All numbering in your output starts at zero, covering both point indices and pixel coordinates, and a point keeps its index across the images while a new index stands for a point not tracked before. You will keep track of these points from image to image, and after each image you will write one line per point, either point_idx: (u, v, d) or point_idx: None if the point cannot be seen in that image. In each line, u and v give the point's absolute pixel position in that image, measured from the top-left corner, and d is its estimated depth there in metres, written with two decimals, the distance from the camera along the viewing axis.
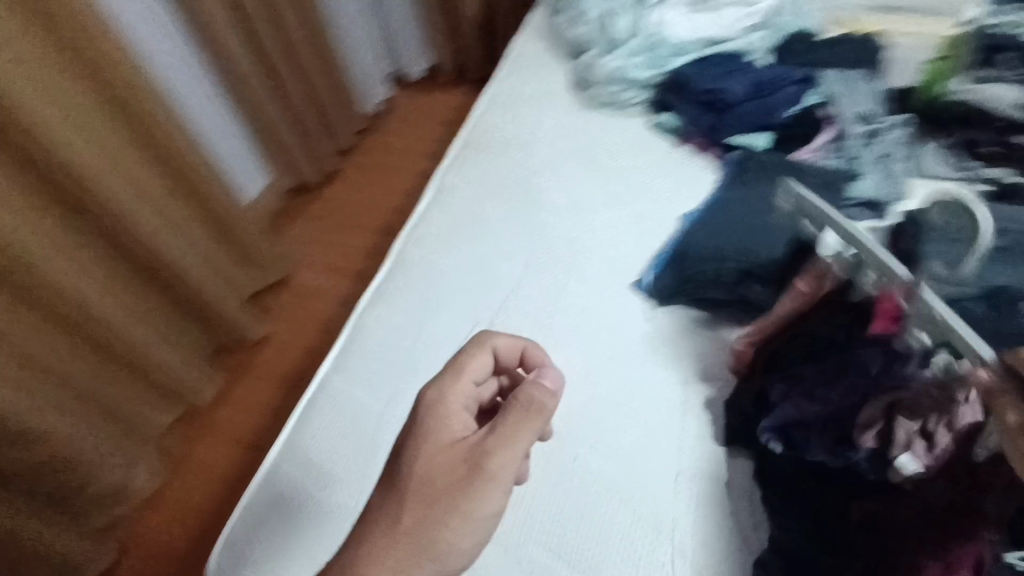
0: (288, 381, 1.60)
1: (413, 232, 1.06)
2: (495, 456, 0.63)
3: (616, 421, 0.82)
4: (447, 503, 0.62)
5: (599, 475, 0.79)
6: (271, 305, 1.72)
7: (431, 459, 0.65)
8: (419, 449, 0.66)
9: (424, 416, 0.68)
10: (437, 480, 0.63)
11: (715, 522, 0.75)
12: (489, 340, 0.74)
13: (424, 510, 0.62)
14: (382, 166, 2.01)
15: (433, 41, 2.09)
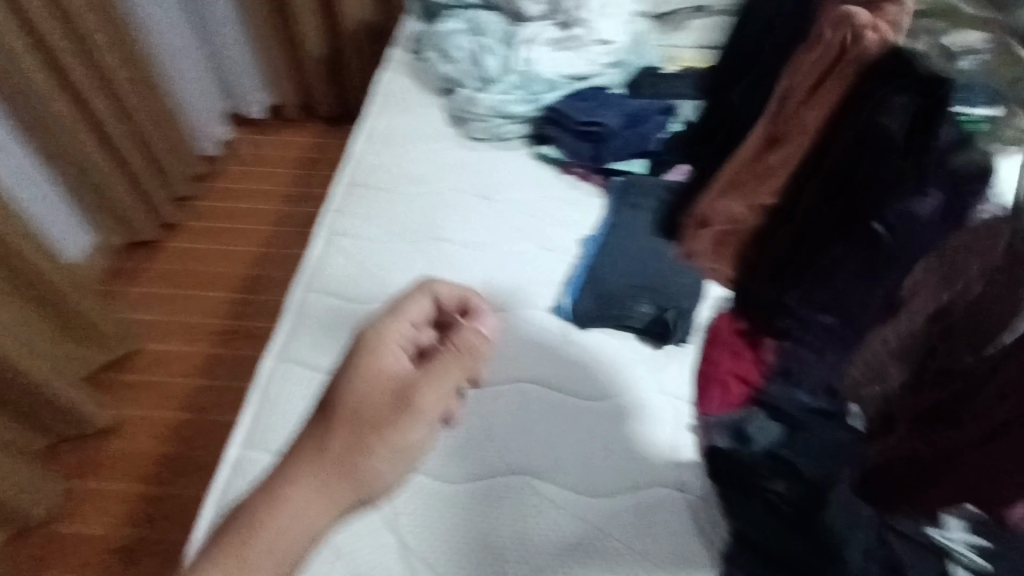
0: (148, 469, 1.36)
1: (310, 282, 0.98)
2: (428, 391, 0.61)
3: (562, 436, 0.81)
4: (377, 435, 0.58)
5: (555, 490, 0.77)
6: (118, 383, 1.48)
7: (361, 390, 0.60)
8: (359, 378, 0.60)
9: (365, 348, 0.62)
10: (367, 416, 0.58)
11: (675, 527, 0.74)
12: (430, 287, 0.72)
13: (355, 442, 0.57)
14: (232, 212, 1.82)
15: (272, 78, 1.97)
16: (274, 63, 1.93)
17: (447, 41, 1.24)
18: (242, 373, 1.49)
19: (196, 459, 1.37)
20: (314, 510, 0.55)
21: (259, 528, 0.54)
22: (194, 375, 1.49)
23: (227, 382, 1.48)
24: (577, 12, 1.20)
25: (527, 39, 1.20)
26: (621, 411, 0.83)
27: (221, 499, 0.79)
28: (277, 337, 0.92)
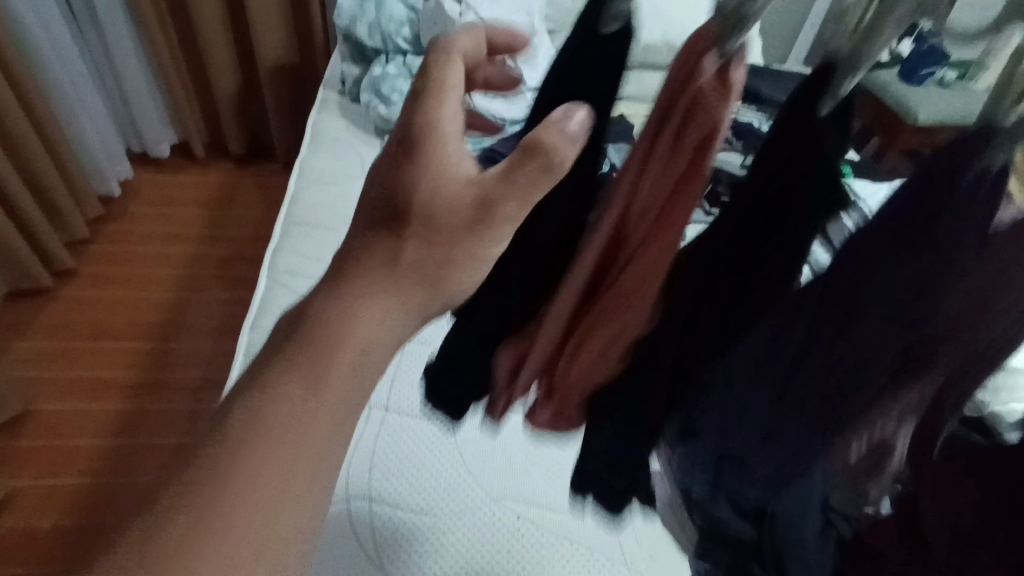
0: (53, 544, 1.20)
1: (260, 322, 0.95)
2: (512, 200, 0.45)
3: (538, 453, 0.84)
4: (456, 242, 0.46)
5: (542, 505, 0.79)
6: (7, 449, 1.30)
7: (427, 210, 0.46)
8: (422, 200, 0.46)
9: (421, 148, 0.47)
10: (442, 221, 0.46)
11: (655, 534, 0.79)
12: (449, 43, 0.49)
13: (433, 251, 0.47)
14: (136, 254, 1.70)
15: (180, 117, 1.87)
16: (183, 100, 1.84)
17: (385, 84, 1.27)
18: (163, 427, 1.37)
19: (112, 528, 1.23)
20: (389, 324, 0.48)
21: (337, 349, 0.47)
22: (104, 435, 1.34)
23: (146, 440, 1.35)
24: None
25: None
26: None
27: None
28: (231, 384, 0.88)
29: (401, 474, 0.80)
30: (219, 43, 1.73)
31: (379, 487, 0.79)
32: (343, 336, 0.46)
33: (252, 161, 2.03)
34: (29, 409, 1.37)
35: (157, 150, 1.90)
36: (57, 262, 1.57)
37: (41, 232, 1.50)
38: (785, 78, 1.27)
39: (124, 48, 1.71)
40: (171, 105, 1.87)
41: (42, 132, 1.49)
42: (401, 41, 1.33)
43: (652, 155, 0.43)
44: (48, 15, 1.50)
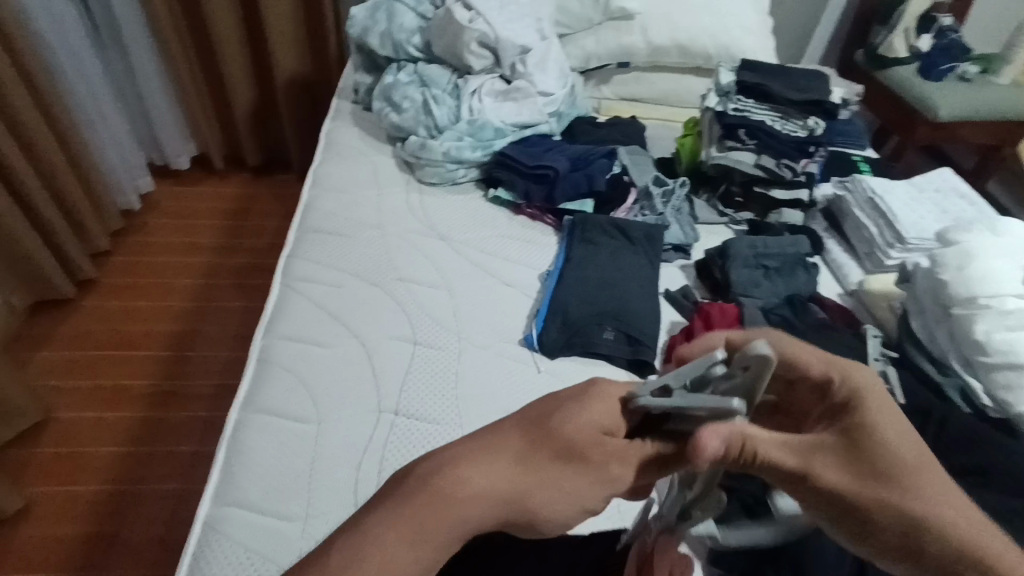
0: (70, 554, 1.20)
1: (272, 327, 0.94)
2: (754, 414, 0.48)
3: None
4: (563, 474, 0.51)
5: None
6: (29, 459, 1.32)
7: (595, 413, 0.53)
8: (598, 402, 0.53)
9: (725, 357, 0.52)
10: (568, 453, 0.51)
11: None
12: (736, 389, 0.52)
13: (562, 449, 0.52)
14: (156, 266, 1.72)
15: (197, 130, 1.91)
16: (199, 113, 1.88)
17: (397, 92, 1.28)
18: (180, 436, 1.39)
19: (127, 539, 1.23)
20: (490, 487, 0.51)
21: (445, 487, 0.50)
22: (121, 444, 1.36)
23: (163, 448, 1.36)
24: (519, 66, 1.29)
25: (473, 91, 1.28)
26: None
27: (192, 567, 0.70)
28: (243, 389, 0.86)
29: None
30: (235, 56, 1.77)
31: None
32: (453, 495, 0.50)
33: (269, 172, 2.07)
34: (49, 417, 1.39)
35: (177, 163, 1.94)
36: (80, 273, 1.61)
37: (64, 243, 1.53)
38: (795, 75, 1.23)
39: (146, 64, 1.75)
40: (190, 119, 1.90)
41: (66, 145, 1.52)
42: (412, 49, 1.33)
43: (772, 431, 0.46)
44: (71, 32, 1.54)
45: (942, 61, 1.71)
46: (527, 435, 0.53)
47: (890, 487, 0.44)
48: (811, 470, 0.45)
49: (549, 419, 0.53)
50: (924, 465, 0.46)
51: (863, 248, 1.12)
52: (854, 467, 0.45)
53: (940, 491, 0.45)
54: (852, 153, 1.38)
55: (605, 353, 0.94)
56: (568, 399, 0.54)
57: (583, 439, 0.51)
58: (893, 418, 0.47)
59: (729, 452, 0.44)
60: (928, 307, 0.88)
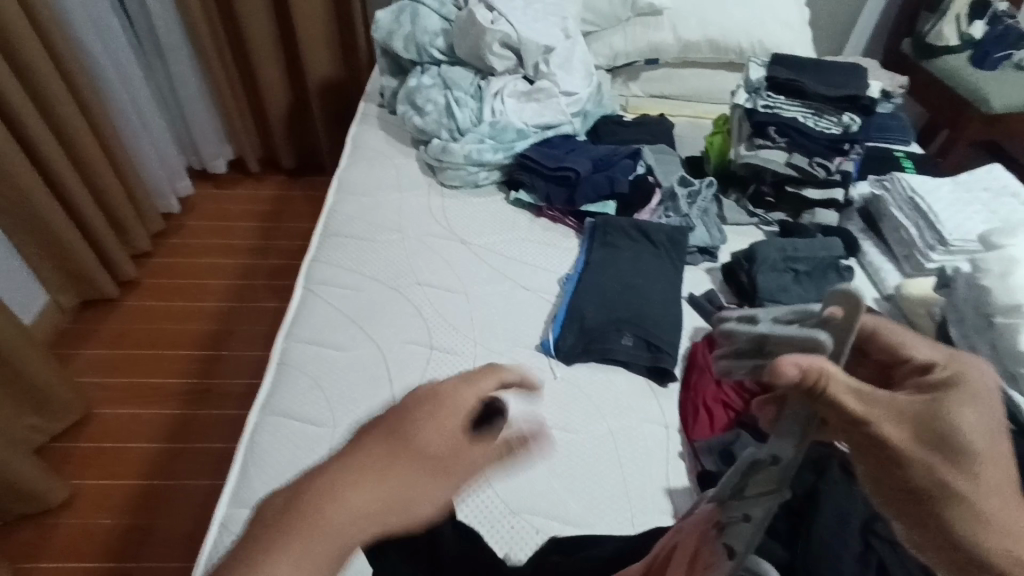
0: (110, 543, 1.26)
1: (294, 330, 0.96)
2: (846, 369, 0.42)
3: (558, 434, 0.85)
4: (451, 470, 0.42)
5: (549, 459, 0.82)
6: (74, 452, 1.39)
7: (453, 400, 0.44)
8: (454, 389, 0.45)
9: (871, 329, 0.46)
10: (447, 445, 0.43)
11: (668, 494, 0.81)
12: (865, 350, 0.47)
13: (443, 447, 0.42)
14: (193, 267, 1.79)
15: (234, 134, 1.97)
16: (235, 118, 1.94)
17: (420, 94, 1.29)
18: (213, 433, 1.44)
19: (162, 532, 1.28)
20: (370, 505, 0.39)
21: (310, 521, 0.37)
22: (157, 440, 1.41)
23: (196, 445, 1.41)
24: (542, 66, 1.27)
25: (495, 93, 1.27)
26: (614, 439, 0.85)
27: (207, 565, 0.72)
28: (262, 392, 0.88)
29: None
30: (269, 61, 1.81)
31: None
32: (327, 525, 0.37)
33: (302, 174, 2.12)
34: (91, 413, 1.45)
35: (213, 167, 2.01)
36: (122, 274, 1.68)
37: (107, 245, 1.60)
38: (831, 68, 1.18)
39: (183, 71, 1.81)
40: (227, 123, 1.96)
41: (108, 151, 1.59)
42: (436, 52, 1.34)
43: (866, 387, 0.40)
44: (113, 41, 1.60)
45: (996, 50, 1.61)
46: (387, 445, 0.41)
47: (953, 466, 0.37)
48: (873, 421, 0.39)
49: (403, 417, 0.43)
50: (1002, 466, 0.38)
51: (901, 250, 1.06)
52: (921, 431, 0.38)
53: (1008, 494, 0.38)
54: (894, 150, 1.32)
55: (623, 359, 0.92)
56: (420, 397, 0.44)
57: (447, 443, 0.42)
58: (991, 407, 0.39)
59: (805, 380, 0.39)
60: (968, 315, 0.84)
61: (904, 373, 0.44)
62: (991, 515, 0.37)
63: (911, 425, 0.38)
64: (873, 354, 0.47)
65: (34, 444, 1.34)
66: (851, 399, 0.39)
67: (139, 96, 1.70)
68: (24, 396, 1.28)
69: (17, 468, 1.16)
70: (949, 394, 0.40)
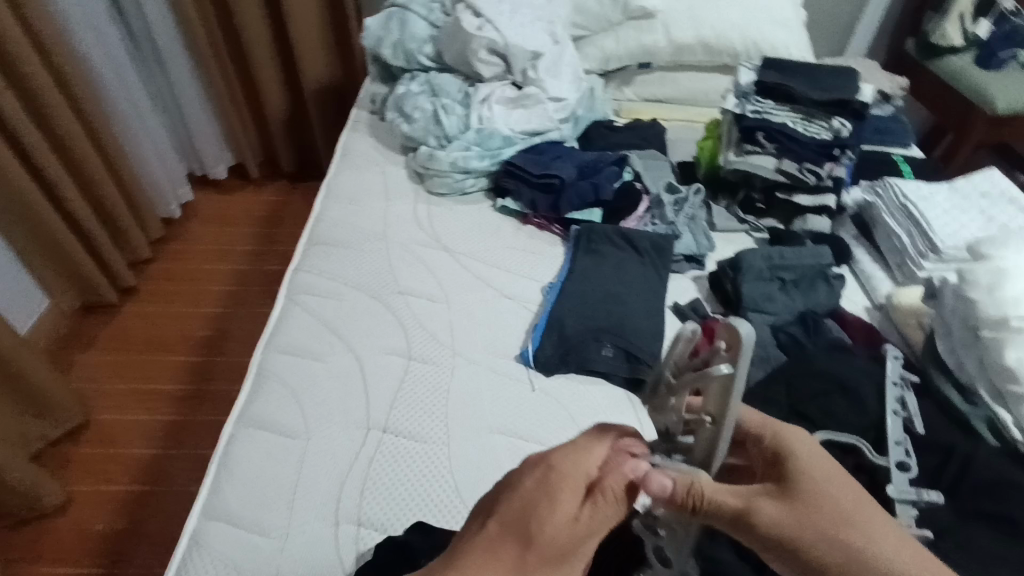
0: (105, 547, 1.27)
1: (273, 338, 0.96)
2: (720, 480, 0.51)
3: (529, 439, 0.85)
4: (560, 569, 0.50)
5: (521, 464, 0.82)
6: (71, 456, 1.40)
7: (561, 505, 0.49)
8: (561, 490, 0.50)
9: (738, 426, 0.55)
10: (559, 549, 0.49)
11: None
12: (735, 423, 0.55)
13: (555, 550, 0.49)
14: (192, 272, 1.80)
15: (235, 141, 1.99)
16: (235, 124, 1.95)
17: (408, 101, 1.28)
18: (208, 438, 1.45)
19: (157, 536, 1.29)
20: None
21: None
22: (154, 444, 1.43)
23: (190, 450, 1.42)
24: (530, 72, 1.27)
25: (483, 99, 1.26)
26: None
27: None
28: (239, 402, 0.88)
29: (394, 495, 0.79)
30: (266, 68, 1.82)
31: (369, 510, 0.77)
32: None
33: (302, 179, 2.13)
34: (90, 418, 1.47)
35: (215, 173, 2.02)
36: (122, 280, 1.70)
37: (106, 252, 1.61)
38: (823, 72, 1.15)
39: (182, 78, 1.82)
40: (227, 129, 1.98)
41: (107, 158, 1.60)
42: (424, 58, 1.34)
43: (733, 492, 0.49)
44: (114, 52, 1.62)
45: (1002, 49, 1.57)
46: (508, 538, 0.49)
47: (830, 530, 0.46)
48: (750, 513, 0.48)
49: (522, 515, 0.49)
50: (862, 511, 0.47)
51: (894, 258, 1.04)
52: (795, 512, 0.47)
53: (888, 536, 0.46)
54: (892, 153, 1.29)
55: (603, 370, 0.91)
56: (532, 489, 0.50)
57: (558, 535, 0.49)
58: (826, 468, 0.50)
59: (678, 492, 0.49)
60: (955, 329, 0.82)
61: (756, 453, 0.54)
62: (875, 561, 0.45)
63: (776, 499, 0.48)
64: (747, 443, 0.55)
65: (33, 448, 1.36)
66: (719, 495, 0.49)
67: (139, 104, 1.72)
68: (22, 403, 1.30)
69: (13, 473, 1.17)
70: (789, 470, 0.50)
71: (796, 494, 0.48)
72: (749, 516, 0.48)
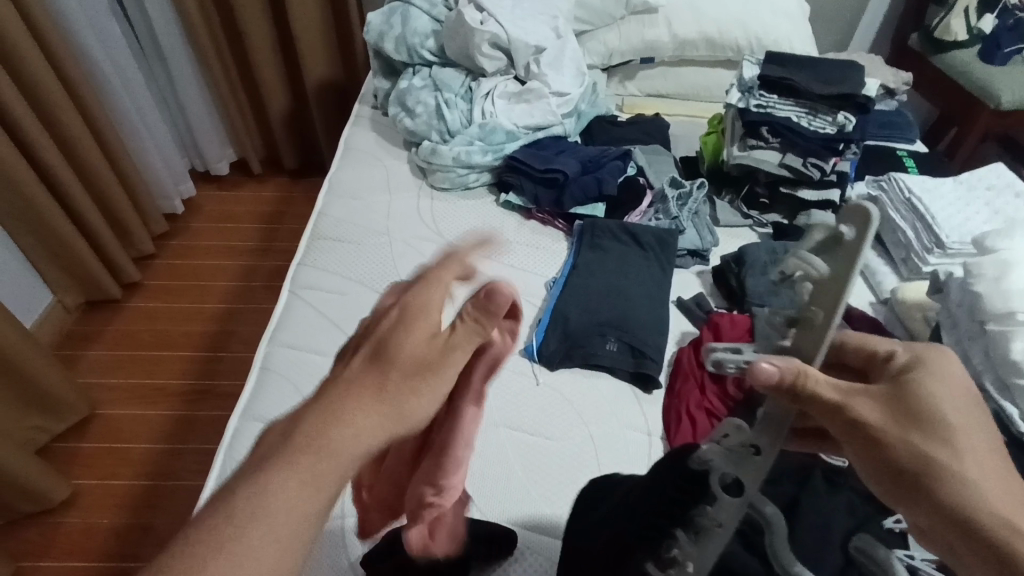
0: (109, 544, 1.27)
1: (277, 333, 0.96)
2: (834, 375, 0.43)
3: (534, 425, 0.85)
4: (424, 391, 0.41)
5: (527, 446, 0.83)
6: (76, 451, 1.40)
7: (416, 322, 0.42)
8: (413, 310, 0.43)
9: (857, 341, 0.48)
10: (421, 367, 0.41)
11: (615, 456, 0.83)
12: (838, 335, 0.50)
13: (421, 363, 0.41)
14: (195, 268, 1.80)
15: (237, 136, 1.99)
16: (238, 120, 1.95)
17: (410, 96, 1.28)
18: (210, 434, 1.44)
19: (160, 532, 1.29)
20: (352, 422, 0.38)
21: (301, 447, 0.36)
22: (158, 441, 1.42)
23: (195, 446, 1.42)
24: (533, 66, 1.27)
25: (486, 93, 1.26)
26: (595, 446, 0.83)
27: None
28: (243, 396, 0.88)
29: None
30: (269, 64, 1.81)
31: None
32: (327, 442, 0.37)
33: (304, 176, 2.13)
34: (95, 413, 1.47)
35: (216, 168, 2.02)
36: (125, 275, 1.70)
37: (108, 247, 1.61)
38: (827, 66, 1.15)
39: (184, 74, 1.82)
40: (229, 125, 1.98)
41: (111, 155, 1.60)
42: (426, 53, 1.33)
43: (844, 389, 0.42)
44: (115, 47, 1.61)
45: (1008, 43, 1.56)
46: (364, 366, 0.41)
47: (941, 443, 0.41)
48: (851, 406, 0.42)
49: (377, 340, 0.41)
50: (984, 433, 0.42)
51: (898, 253, 1.03)
52: (895, 413, 0.42)
53: (990, 466, 0.41)
54: (896, 147, 1.29)
55: (607, 365, 0.91)
56: (383, 325, 0.43)
57: (419, 349, 0.41)
58: (958, 390, 0.43)
59: (784, 381, 0.42)
60: (962, 321, 0.82)
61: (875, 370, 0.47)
62: (973, 479, 0.40)
63: (879, 400, 0.43)
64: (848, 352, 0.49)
65: (38, 443, 1.36)
66: (830, 389, 0.42)
67: (141, 101, 1.72)
68: (28, 400, 1.30)
69: (21, 468, 1.18)
70: (915, 375, 0.44)
71: (908, 400, 0.42)
72: (845, 407, 0.42)
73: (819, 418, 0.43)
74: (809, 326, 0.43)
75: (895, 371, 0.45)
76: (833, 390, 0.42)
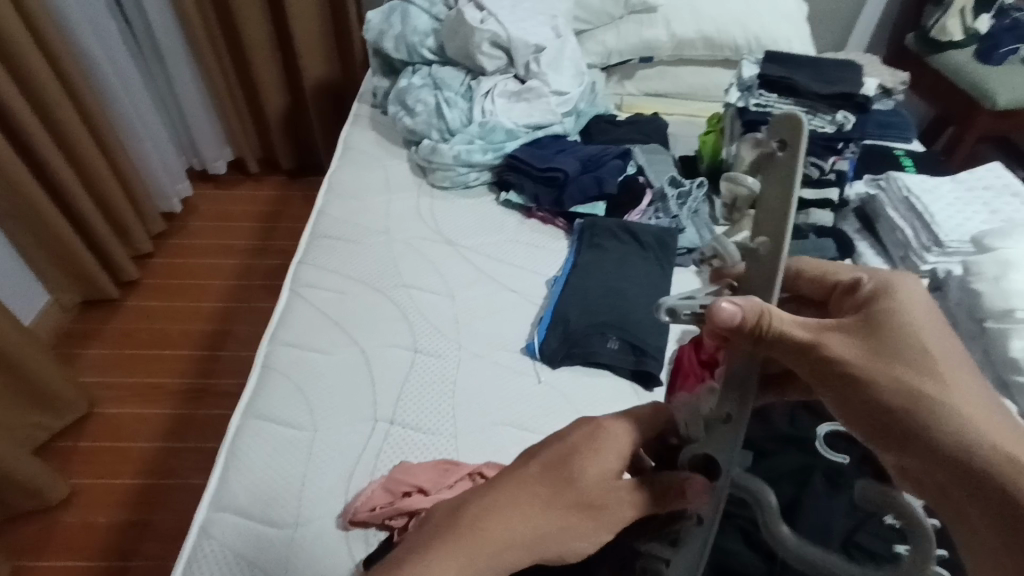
0: (108, 542, 1.27)
1: (278, 332, 0.96)
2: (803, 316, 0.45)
3: (535, 424, 0.86)
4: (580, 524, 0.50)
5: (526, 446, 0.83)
6: (73, 450, 1.40)
7: (600, 462, 0.51)
8: (599, 442, 0.52)
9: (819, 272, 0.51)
10: (590, 498, 0.50)
11: None
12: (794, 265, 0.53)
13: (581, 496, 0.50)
14: (192, 267, 1.80)
15: (235, 135, 1.98)
16: (236, 119, 1.95)
17: (410, 94, 1.28)
18: (208, 433, 1.44)
19: (158, 529, 1.29)
20: (508, 522, 0.49)
21: (469, 528, 0.49)
22: (156, 440, 1.42)
23: (193, 446, 1.42)
24: (533, 65, 1.26)
25: (485, 92, 1.26)
26: None
27: (185, 570, 0.72)
28: (244, 395, 0.88)
29: None
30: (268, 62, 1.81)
31: None
32: (484, 529, 0.48)
33: (302, 175, 2.13)
34: (93, 411, 1.46)
35: (214, 168, 2.01)
36: (123, 274, 1.69)
37: (106, 244, 1.60)
38: (826, 66, 1.16)
39: (183, 72, 1.81)
40: (226, 124, 1.97)
41: (109, 153, 1.59)
42: (426, 51, 1.33)
43: (807, 327, 0.44)
44: (114, 45, 1.61)
45: (1005, 43, 1.57)
46: (544, 478, 0.51)
47: (922, 375, 0.42)
48: (822, 342, 0.43)
49: (565, 461, 0.52)
50: (959, 358, 0.44)
51: (897, 251, 1.04)
52: (868, 346, 0.43)
53: (968, 390, 0.42)
54: (893, 147, 1.29)
55: (607, 363, 0.91)
56: (577, 442, 0.52)
57: (598, 485, 0.50)
58: (927, 314, 0.45)
59: (747, 322, 0.42)
60: (961, 320, 0.82)
61: (840, 298, 0.50)
62: (959, 409, 0.41)
63: (850, 334, 0.44)
64: (806, 284, 0.52)
65: (36, 441, 1.35)
66: (793, 328, 0.43)
67: (140, 99, 1.71)
68: (26, 398, 1.29)
69: (19, 466, 1.17)
70: (884, 302, 0.46)
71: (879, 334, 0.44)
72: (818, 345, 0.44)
73: (783, 356, 0.44)
74: (755, 257, 0.44)
75: (861, 303, 0.47)
76: (801, 329, 0.43)
